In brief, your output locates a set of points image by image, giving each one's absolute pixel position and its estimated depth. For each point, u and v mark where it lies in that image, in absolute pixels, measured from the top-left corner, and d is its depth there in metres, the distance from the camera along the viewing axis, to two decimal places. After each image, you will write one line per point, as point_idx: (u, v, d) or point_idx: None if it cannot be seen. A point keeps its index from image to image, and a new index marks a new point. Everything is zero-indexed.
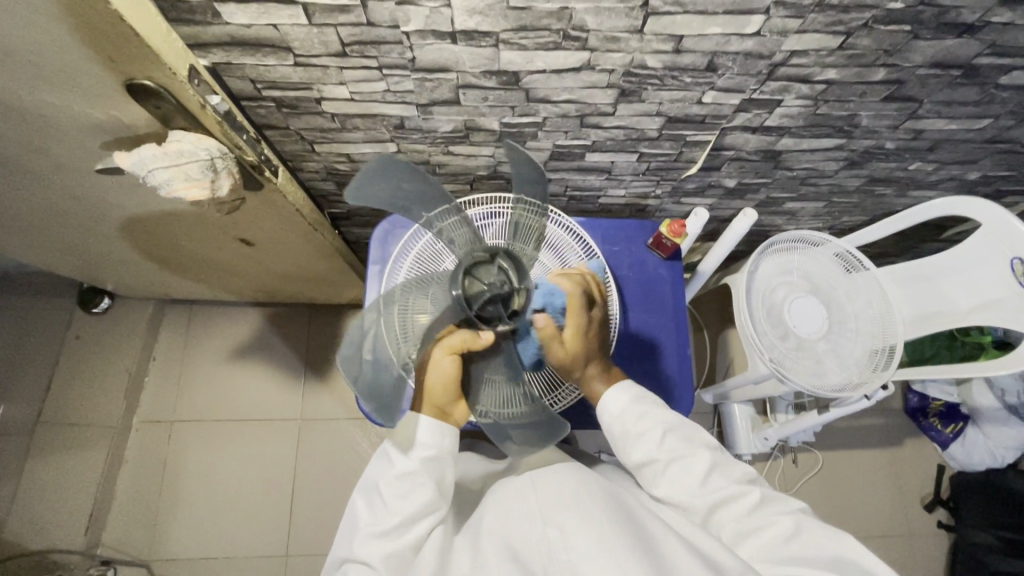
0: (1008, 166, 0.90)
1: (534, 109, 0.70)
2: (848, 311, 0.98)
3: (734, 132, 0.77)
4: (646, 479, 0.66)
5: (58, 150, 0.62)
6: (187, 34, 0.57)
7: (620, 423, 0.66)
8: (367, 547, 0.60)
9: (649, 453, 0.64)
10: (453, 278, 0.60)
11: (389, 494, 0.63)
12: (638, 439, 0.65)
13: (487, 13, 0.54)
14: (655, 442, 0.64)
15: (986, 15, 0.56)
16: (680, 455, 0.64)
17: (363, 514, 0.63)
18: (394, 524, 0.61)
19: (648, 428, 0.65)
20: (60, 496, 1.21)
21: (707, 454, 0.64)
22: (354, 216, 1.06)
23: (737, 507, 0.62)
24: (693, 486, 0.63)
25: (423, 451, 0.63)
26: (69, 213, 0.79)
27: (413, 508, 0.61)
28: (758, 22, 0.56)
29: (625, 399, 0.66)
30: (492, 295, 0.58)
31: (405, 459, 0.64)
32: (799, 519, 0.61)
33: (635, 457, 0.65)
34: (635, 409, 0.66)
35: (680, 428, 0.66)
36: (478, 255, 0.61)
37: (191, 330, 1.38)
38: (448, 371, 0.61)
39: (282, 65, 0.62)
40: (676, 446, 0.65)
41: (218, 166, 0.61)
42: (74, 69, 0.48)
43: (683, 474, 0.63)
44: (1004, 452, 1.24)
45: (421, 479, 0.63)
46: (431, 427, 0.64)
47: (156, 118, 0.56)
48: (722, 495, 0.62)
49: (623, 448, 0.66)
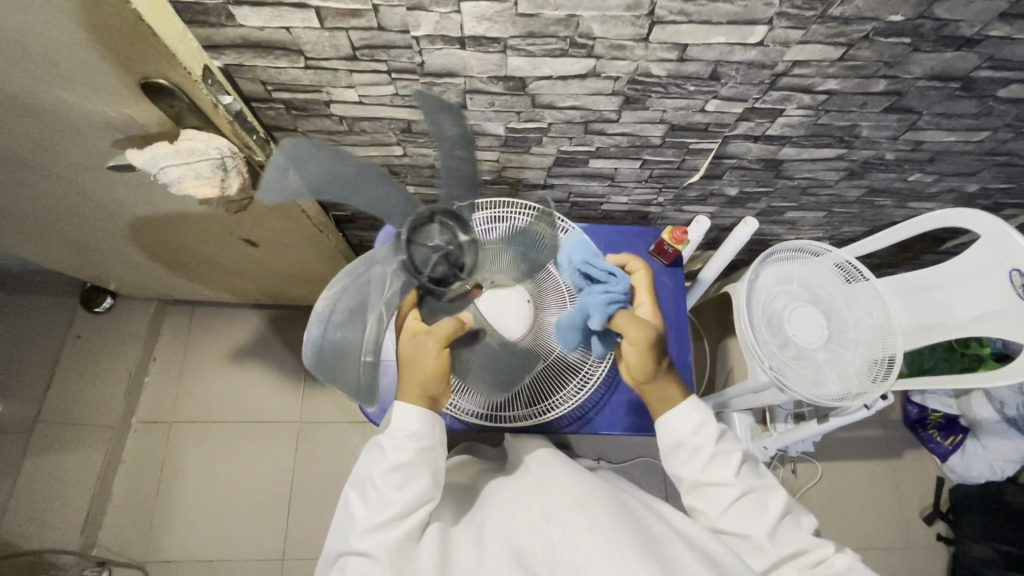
0: (1006, 179, 0.92)
1: (540, 114, 0.71)
2: (848, 320, 0.98)
3: (736, 141, 0.78)
4: (705, 501, 0.65)
5: (69, 147, 0.63)
6: (202, 36, 0.58)
7: (694, 436, 0.65)
8: (366, 540, 0.59)
9: (720, 476, 0.64)
10: (396, 247, 0.59)
11: (386, 486, 0.61)
12: (712, 461, 0.64)
13: (495, 20, 0.55)
14: (728, 469, 0.64)
15: (984, 29, 0.57)
16: (753, 488, 0.64)
17: (357, 507, 0.61)
18: (393, 514, 0.59)
19: (725, 451, 0.65)
20: (56, 496, 1.21)
21: (781, 495, 0.65)
22: (357, 220, 1.07)
23: (804, 558, 0.60)
24: (764, 521, 0.62)
25: (417, 442, 0.62)
26: (76, 211, 0.80)
27: (410, 498, 0.60)
28: (761, 33, 0.57)
29: (704, 417, 0.65)
30: (440, 259, 0.59)
31: (398, 451, 0.61)
32: (855, 563, 0.60)
33: (703, 475, 0.64)
34: (715, 430, 0.65)
35: (751, 460, 0.66)
36: (417, 218, 0.60)
37: (192, 331, 1.38)
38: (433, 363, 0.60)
39: (293, 68, 0.63)
40: (750, 478, 0.65)
41: (227, 165, 0.62)
42: (90, 67, 0.49)
43: (752, 505, 0.63)
44: (1004, 464, 1.24)
45: (418, 470, 0.61)
46: (422, 415, 0.62)
47: (169, 117, 0.57)
48: (795, 545, 0.61)
49: (692, 463, 0.65)
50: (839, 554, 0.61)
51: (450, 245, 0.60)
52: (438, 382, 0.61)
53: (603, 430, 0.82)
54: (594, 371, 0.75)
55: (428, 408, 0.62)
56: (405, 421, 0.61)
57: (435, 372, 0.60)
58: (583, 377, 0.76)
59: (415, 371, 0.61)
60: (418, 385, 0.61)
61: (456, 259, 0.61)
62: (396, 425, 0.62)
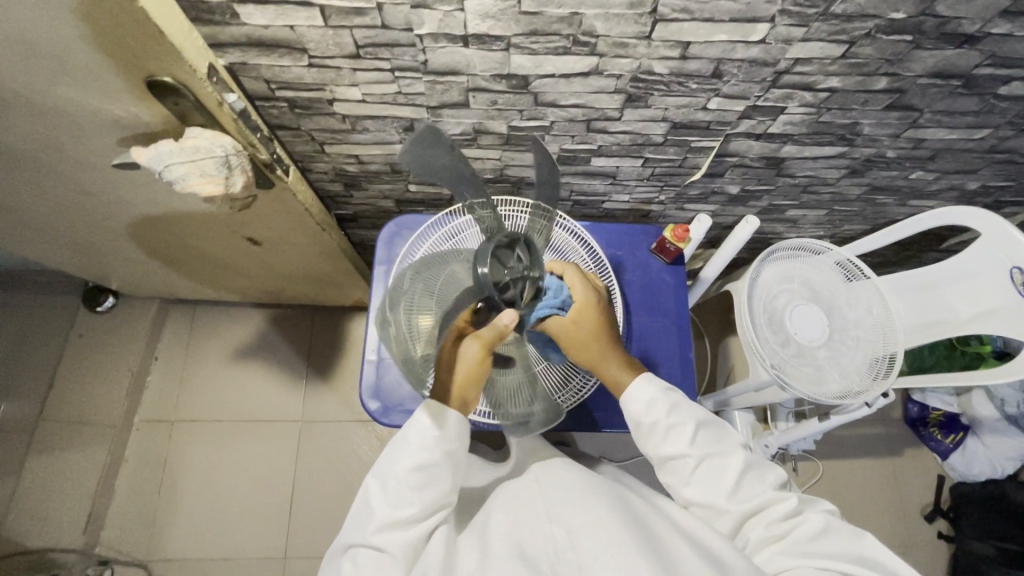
0: (1006, 177, 0.92)
1: (542, 113, 0.71)
2: (850, 318, 0.99)
3: (738, 139, 0.78)
4: (673, 475, 0.66)
5: (74, 145, 0.63)
6: (206, 34, 0.58)
7: (648, 415, 0.66)
8: (383, 535, 0.59)
9: (678, 447, 0.64)
10: (478, 258, 0.57)
11: (408, 484, 0.61)
12: (669, 432, 0.65)
13: (499, 17, 0.55)
14: (685, 438, 0.64)
15: (986, 26, 0.58)
16: (711, 452, 0.64)
17: (376, 500, 0.61)
18: (414, 514, 0.60)
19: (678, 422, 0.65)
20: (59, 495, 1.21)
21: (741, 454, 0.64)
22: (360, 218, 1.08)
23: (769, 513, 0.61)
24: (723, 485, 0.63)
25: (446, 446, 0.63)
26: (80, 209, 0.80)
27: (431, 500, 0.61)
28: (763, 31, 0.57)
29: (651, 390, 0.66)
30: (513, 282, 0.57)
31: (426, 451, 0.62)
32: (829, 519, 0.60)
33: (664, 450, 0.65)
34: (664, 401, 0.66)
35: (711, 426, 0.66)
36: (504, 239, 0.58)
37: (194, 330, 1.38)
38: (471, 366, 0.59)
39: (297, 66, 0.63)
40: (708, 444, 0.65)
41: (232, 163, 0.62)
42: (96, 65, 0.50)
43: (713, 471, 0.64)
44: (1005, 462, 1.24)
45: (442, 474, 0.63)
46: (453, 420, 0.62)
47: (174, 115, 0.57)
48: (756, 500, 0.62)
49: (652, 441, 0.66)
50: (810, 513, 0.60)
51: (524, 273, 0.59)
52: (474, 386, 0.61)
53: (606, 428, 0.82)
54: (586, 382, 0.76)
55: (460, 410, 0.62)
56: (434, 422, 0.62)
57: (473, 377, 0.60)
58: (573, 388, 0.76)
59: (453, 373, 0.60)
60: (456, 386, 0.61)
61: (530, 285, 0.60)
62: (427, 426, 0.62)
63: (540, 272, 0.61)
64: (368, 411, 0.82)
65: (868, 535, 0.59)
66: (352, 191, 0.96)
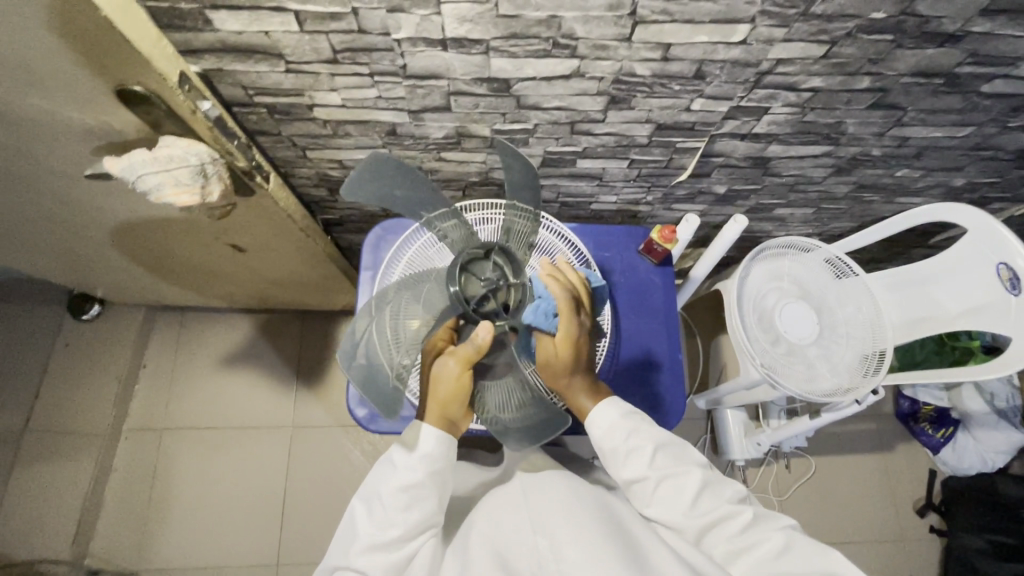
0: (992, 173, 0.92)
1: (525, 115, 0.71)
2: (838, 316, 0.98)
3: (723, 139, 0.78)
4: (636, 497, 0.65)
5: (47, 155, 0.62)
6: (179, 40, 0.57)
7: (611, 438, 0.65)
8: (365, 558, 0.61)
9: (638, 470, 0.64)
10: (449, 275, 0.61)
11: (393, 505, 0.62)
12: (629, 455, 0.64)
13: (476, 21, 0.54)
14: (645, 460, 0.64)
15: (966, 25, 0.57)
16: (670, 473, 0.64)
17: (363, 522, 0.63)
18: (396, 536, 0.61)
19: (637, 445, 0.64)
20: (46, 506, 1.20)
21: (698, 474, 0.64)
22: (346, 222, 1.07)
23: (727, 527, 0.62)
24: (684, 501, 0.63)
25: (430, 466, 0.62)
26: (58, 219, 0.79)
27: (415, 521, 0.62)
28: (744, 32, 0.57)
29: (613, 416, 0.65)
30: (488, 293, 0.60)
31: (410, 472, 0.62)
32: (789, 536, 0.61)
33: (625, 473, 0.65)
34: (624, 426, 0.65)
35: (670, 446, 0.65)
36: (474, 253, 0.62)
37: (182, 337, 1.37)
38: (453, 381, 0.61)
39: (274, 72, 0.62)
40: (667, 463, 0.64)
41: (208, 172, 0.61)
42: (65, 75, 0.49)
43: (672, 491, 0.63)
44: (994, 455, 1.26)
45: (425, 494, 0.62)
46: (438, 438, 0.62)
47: (146, 123, 0.56)
48: (714, 517, 0.62)
49: (614, 465, 0.65)
50: (772, 530, 0.61)
51: (501, 280, 0.61)
52: (457, 404, 0.61)
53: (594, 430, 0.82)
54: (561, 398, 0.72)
55: (447, 429, 0.63)
56: (418, 442, 0.62)
57: (455, 393, 0.61)
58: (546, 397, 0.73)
59: (435, 390, 0.61)
60: (438, 404, 0.62)
61: (504, 296, 0.61)
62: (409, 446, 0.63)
63: (523, 276, 0.63)
64: (357, 419, 0.82)
65: (834, 550, 0.60)
66: (336, 196, 0.95)
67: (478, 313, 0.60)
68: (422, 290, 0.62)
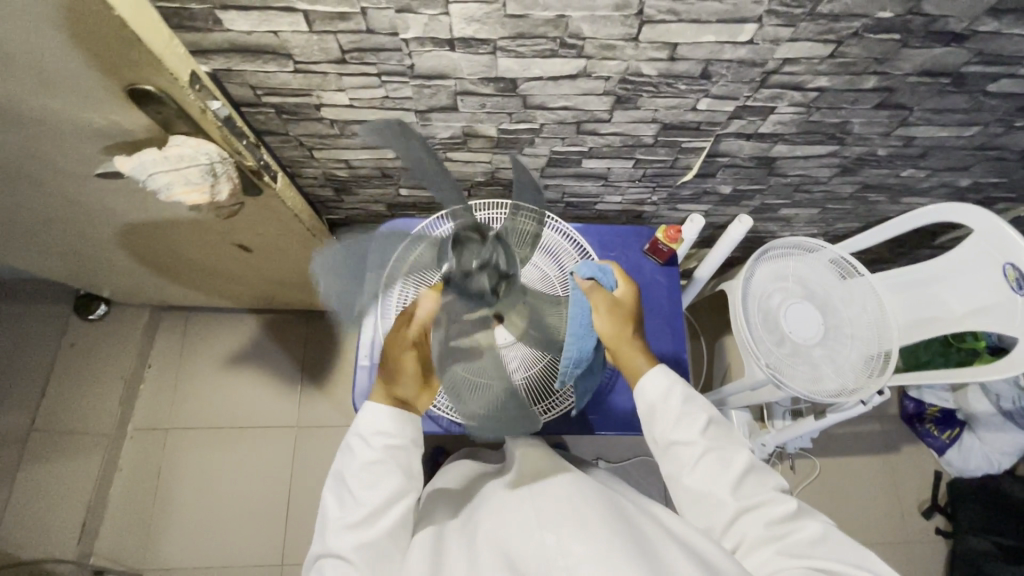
0: (997, 173, 0.92)
1: (531, 115, 0.71)
2: (843, 316, 0.98)
3: (728, 139, 0.78)
4: (674, 462, 0.65)
5: (57, 155, 0.62)
6: (189, 40, 0.58)
7: (663, 400, 0.67)
8: (339, 540, 0.59)
9: (688, 435, 0.65)
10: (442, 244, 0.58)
11: (359, 485, 0.62)
12: (681, 419, 0.66)
13: (484, 21, 0.55)
14: (697, 427, 0.65)
15: (973, 24, 0.57)
16: (717, 447, 0.65)
17: (333, 509, 0.62)
18: (365, 513, 0.60)
19: (691, 411, 0.66)
20: (52, 505, 1.20)
21: (746, 454, 0.65)
22: (351, 222, 1.07)
23: (765, 513, 0.61)
24: (729, 476, 0.63)
25: (388, 440, 0.64)
26: (67, 219, 0.79)
27: (384, 496, 0.61)
28: (751, 31, 0.57)
29: (668, 378, 0.68)
30: (480, 268, 0.58)
31: (369, 447, 0.63)
32: (827, 529, 0.60)
33: (673, 433, 0.66)
34: (681, 391, 0.67)
35: (721, 424, 0.67)
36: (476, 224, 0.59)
37: (187, 337, 1.38)
38: (401, 357, 0.64)
39: (283, 72, 0.63)
40: (717, 438, 0.66)
41: (218, 172, 0.62)
42: (76, 75, 0.49)
43: (717, 464, 0.64)
44: (1000, 457, 1.25)
45: (389, 467, 0.63)
46: (390, 413, 0.65)
47: (156, 123, 0.56)
48: (755, 499, 0.62)
49: (662, 425, 0.67)
50: (809, 520, 0.61)
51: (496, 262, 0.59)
52: (403, 382, 0.65)
53: (599, 430, 0.83)
54: (561, 402, 0.76)
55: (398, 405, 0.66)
56: (375, 420, 0.64)
57: (401, 370, 0.65)
58: (547, 403, 0.76)
59: (385, 368, 0.66)
60: (387, 381, 0.66)
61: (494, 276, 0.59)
62: (366, 424, 0.64)
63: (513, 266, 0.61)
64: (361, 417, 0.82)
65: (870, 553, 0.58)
66: (342, 196, 0.95)
67: (461, 282, 0.58)
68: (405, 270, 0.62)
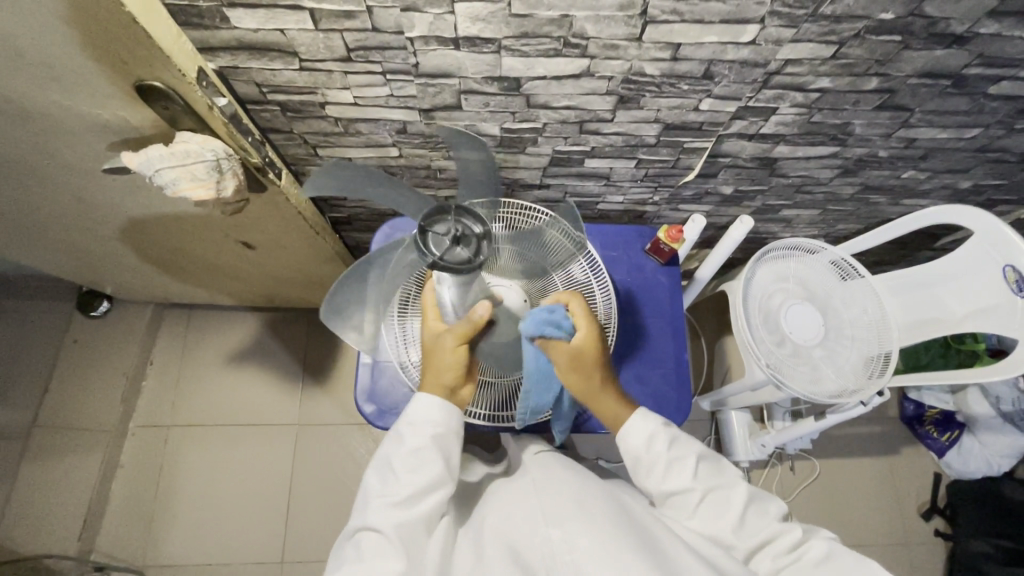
0: (998, 175, 0.92)
1: (534, 114, 0.71)
2: (844, 318, 0.99)
3: (730, 140, 0.78)
4: (673, 510, 0.66)
5: (65, 151, 0.63)
6: (196, 38, 0.58)
7: (649, 449, 0.67)
8: (381, 514, 0.60)
9: (681, 481, 0.65)
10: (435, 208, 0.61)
11: (404, 467, 0.63)
12: (671, 467, 0.66)
13: (489, 20, 0.55)
14: (688, 470, 0.66)
15: (974, 26, 0.58)
16: (713, 486, 0.65)
17: (376, 487, 0.63)
18: (406, 494, 0.61)
19: (680, 455, 0.66)
20: (54, 500, 1.21)
21: (744, 488, 0.66)
22: (354, 220, 1.08)
23: (774, 546, 0.62)
24: (731, 516, 0.63)
25: (434, 428, 0.65)
26: (72, 215, 0.80)
27: (425, 481, 0.62)
28: (753, 31, 0.57)
29: (654, 425, 0.68)
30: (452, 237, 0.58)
31: (416, 436, 0.64)
32: (831, 546, 0.62)
33: (666, 484, 0.66)
34: (666, 434, 0.67)
35: (710, 458, 0.68)
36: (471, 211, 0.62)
37: (189, 334, 1.38)
38: (455, 357, 0.66)
39: (288, 69, 0.63)
40: (710, 476, 0.66)
41: (223, 167, 0.62)
42: (85, 70, 0.50)
43: (715, 505, 0.64)
44: (1000, 460, 1.25)
45: (433, 454, 0.64)
46: (440, 404, 0.66)
47: (163, 119, 0.57)
48: (761, 536, 0.63)
49: (651, 477, 0.66)
50: (815, 539, 0.63)
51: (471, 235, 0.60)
52: (455, 376, 0.66)
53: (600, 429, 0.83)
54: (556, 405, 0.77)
55: (449, 397, 0.67)
56: (423, 408, 0.66)
57: (452, 366, 0.66)
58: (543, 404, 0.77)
59: (434, 363, 0.66)
60: (436, 375, 0.67)
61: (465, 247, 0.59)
62: (416, 411, 0.66)
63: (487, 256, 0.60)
64: (363, 415, 0.82)
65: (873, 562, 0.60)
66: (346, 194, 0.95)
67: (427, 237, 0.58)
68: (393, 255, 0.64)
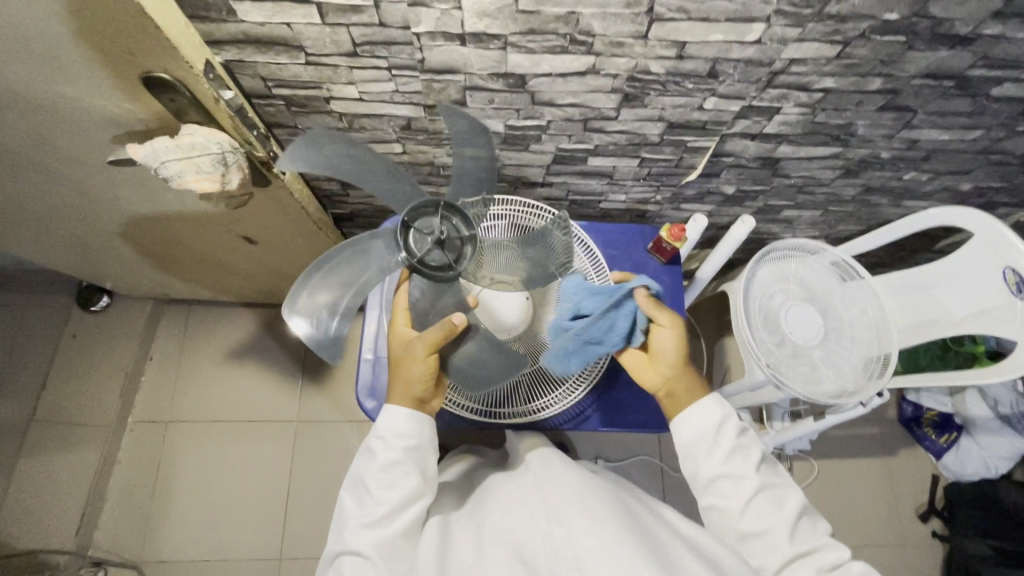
0: (999, 178, 0.93)
1: (539, 112, 0.72)
2: (844, 318, 0.99)
3: (734, 139, 0.79)
4: (720, 497, 0.66)
5: (69, 143, 0.63)
6: (203, 31, 0.58)
7: (719, 434, 0.68)
8: (358, 537, 0.60)
9: (740, 470, 0.66)
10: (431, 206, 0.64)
11: (378, 484, 0.63)
12: (736, 455, 0.67)
13: (496, 16, 0.55)
14: (751, 463, 0.67)
15: (978, 28, 0.58)
16: (770, 485, 0.66)
17: (352, 510, 0.63)
18: (383, 513, 0.61)
19: (747, 446, 0.68)
20: (52, 495, 1.20)
21: (798, 496, 0.66)
22: (356, 217, 1.08)
23: (817, 559, 0.62)
24: (785, 515, 0.64)
25: (405, 441, 0.65)
26: (75, 208, 0.80)
27: (400, 496, 0.62)
28: (759, 30, 0.57)
29: (729, 412, 0.69)
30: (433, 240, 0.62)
31: (388, 450, 0.64)
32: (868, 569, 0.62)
33: (727, 467, 0.66)
34: (739, 425, 0.69)
35: (770, 460, 0.69)
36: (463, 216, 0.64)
37: (188, 330, 1.38)
38: (424, 366, 0.65)
39: (294, 64, 0.63)
40: (767, 476, 0.67)
41: (228, 161, 0.63)
42: (92, 62, 0.50)
43: (768, 502, 0.65)
44: (998, 461, 1.25)
45: (406, 468, 0.64)
46: (409, 416, 0.66)
47: (170, 111, 0.57)
48: (806, 544, 0.63)
49: (712, 457, 0.67)
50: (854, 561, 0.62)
51: (454, 237, 0.64)
52: (422, 386, 0.66)
53: (601, 427, 0.83)
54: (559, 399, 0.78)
55: (417, 406, 0.67)
56: (391, 422, 0.65)
57: (421, 375, 0.65)
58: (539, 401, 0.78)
59: (403, 373, 0.66)
60: (405, 385, 0.66)
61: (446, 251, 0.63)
62: (384, 425, 0.66)
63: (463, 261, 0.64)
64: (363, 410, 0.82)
65: None
66: (349, 190, 0.95)
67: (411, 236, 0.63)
68: (369, 247, 0.64)
